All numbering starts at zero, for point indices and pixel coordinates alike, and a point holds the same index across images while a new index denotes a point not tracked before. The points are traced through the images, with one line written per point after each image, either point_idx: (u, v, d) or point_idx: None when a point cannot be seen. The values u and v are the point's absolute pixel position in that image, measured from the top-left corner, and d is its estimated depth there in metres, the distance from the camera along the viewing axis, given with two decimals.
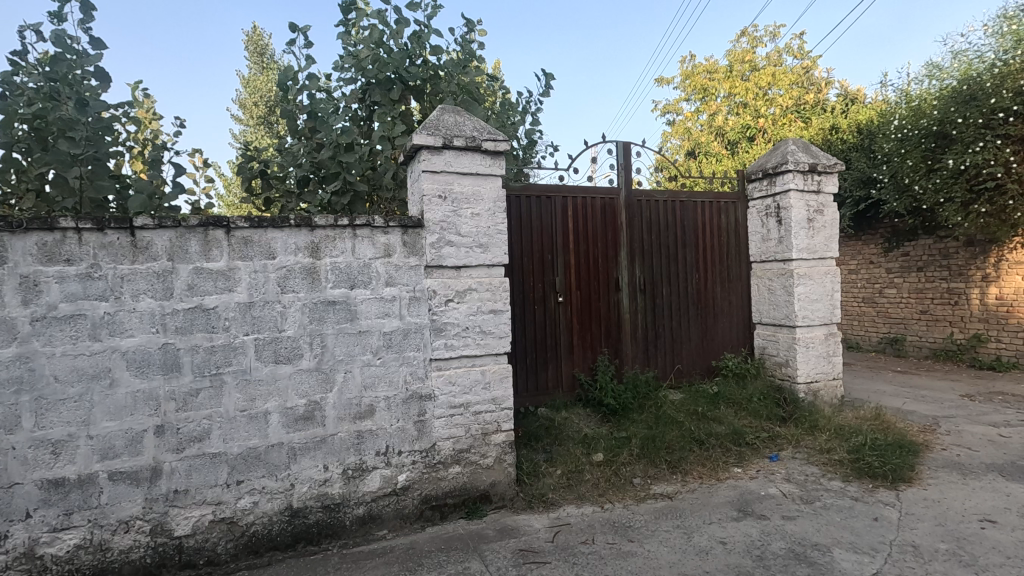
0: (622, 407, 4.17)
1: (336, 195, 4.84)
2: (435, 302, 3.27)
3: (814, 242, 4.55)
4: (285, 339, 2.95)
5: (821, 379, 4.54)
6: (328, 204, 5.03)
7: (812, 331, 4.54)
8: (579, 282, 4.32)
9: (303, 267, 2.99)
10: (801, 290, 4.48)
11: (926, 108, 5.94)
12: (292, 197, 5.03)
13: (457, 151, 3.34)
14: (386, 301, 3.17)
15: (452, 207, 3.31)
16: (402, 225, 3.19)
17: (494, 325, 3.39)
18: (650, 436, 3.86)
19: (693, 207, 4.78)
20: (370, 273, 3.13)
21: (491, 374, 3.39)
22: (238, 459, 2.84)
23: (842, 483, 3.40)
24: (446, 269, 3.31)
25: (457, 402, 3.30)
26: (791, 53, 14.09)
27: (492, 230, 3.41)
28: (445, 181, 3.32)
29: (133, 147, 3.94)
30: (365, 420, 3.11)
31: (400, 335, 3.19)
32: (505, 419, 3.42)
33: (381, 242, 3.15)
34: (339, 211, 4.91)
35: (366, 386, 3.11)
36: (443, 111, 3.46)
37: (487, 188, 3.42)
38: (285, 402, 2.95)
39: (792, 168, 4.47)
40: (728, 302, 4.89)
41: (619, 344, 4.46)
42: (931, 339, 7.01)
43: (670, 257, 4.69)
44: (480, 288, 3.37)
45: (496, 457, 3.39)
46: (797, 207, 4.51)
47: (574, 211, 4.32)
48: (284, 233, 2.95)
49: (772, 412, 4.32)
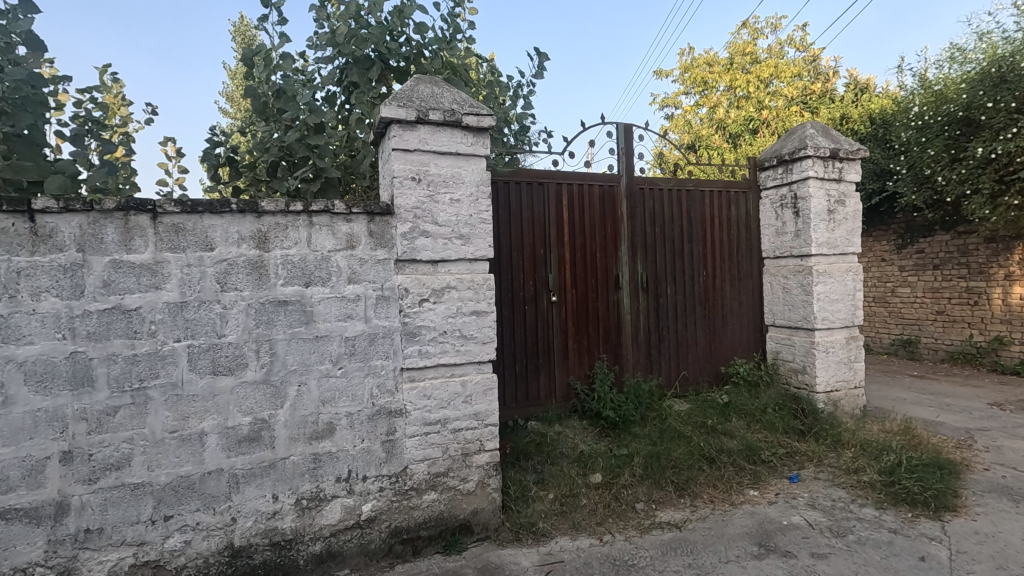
0: (623, 420, 3.71)
1: (306, 181, 4.30)
2: (408, 302, 2.80)
3: (835, 236, 4.11)
4: (224, 346, 2.48)
5: (841, 388, 4.10)
6: (298, 193, 4.50)
7: (831, 334, 4.10)
8: (574, 280, 3.86)
9: (248, 260, 2.52)
10: (820, 290, 4.04)
11: (951, 92, 5.51)
12: (261, 185, 4.49)
13: (433, 127, 2.88)
14: (349, 301, 2.70)
15: (428, 191, 2.85)
16: (368, 211, 2.72)
17: (476, 329, 2.93)
18: (654, 453, 3.42)
19: (700, 197, 4.34)
20: (329, 268, 2.66)
21: (472, 386, 2.93)
22: (167, 491, 2.38)
23: (876, 511, 2.97)
24: (420, 264, 2.85)
25: (433, 418, 2.85)
26: (794, 44, 13.64)
27: (474, 219, 2.94)
28: (419, 161, 2.86)
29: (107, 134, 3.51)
30: (324, 440, 2.65)
31: (365, 341, 2.73)
32: (489, 437, 2.97)
33: (344, 232, 2.69)
34: (310, 199, 4.38)
35: (324, 401, 2.65)
36: (419, 81, 2.99)
37: (469, 171, 2.95)
38: (225, 421, 2.48)
39: (811, 153, 4.02)
40: (738, 302, 4.45)
41: (619, 349, 4.01)
42: (948, 340, 6.60)
43: (675, 253, 4.24)
44: (460, 286, 2.90)
45: (477, 481, 2.94)
46: (817, 197, 4.07)
47: (568, 200, 3.87)
48: (224, 220, 2.48)
49: (789, 425, 3.88)
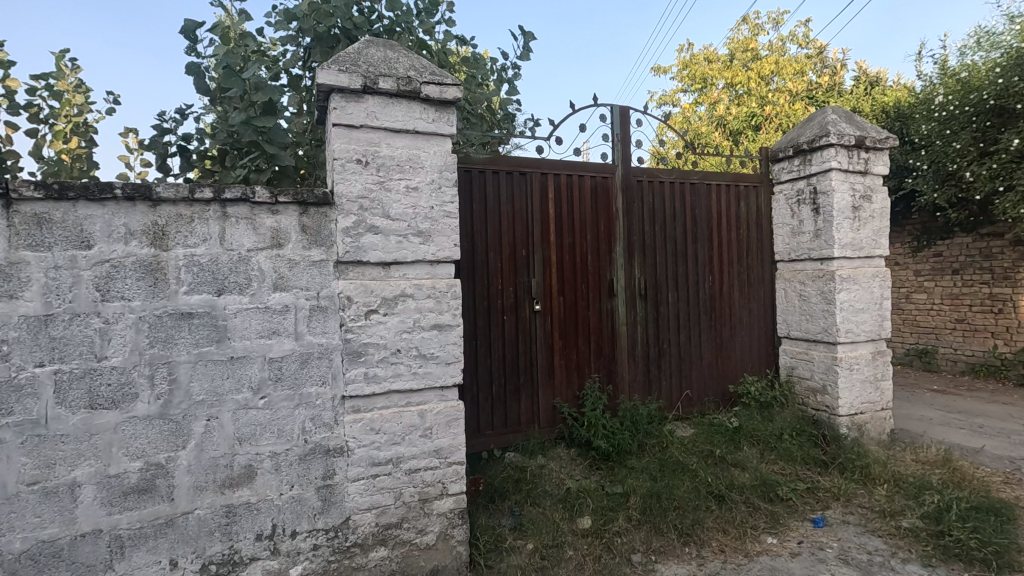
0: (617, 450, 3.17)
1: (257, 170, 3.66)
2: (350, 314, 2.26)
3: (860, 236, 3.59)
4: (106, 372, 1.93)
5: (866, 411, 3.58)
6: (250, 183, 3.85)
7: (856, 348, 3.58)
8: (562, 286, 3.34)
9: (139, 261, 1.97)
10: (843, 298, 3.52)
11: (979, 79, 5.03)
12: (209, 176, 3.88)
13: (385, 98, 2.34)
14: (274, 314, 2.16)
15: (377, 177, 2.31)
16: (299, 201, 2.19)
17: (438, 347, 2.39)
18: (653, 492, 2.89)
19: (705, 191, 3.83)
20: (248, 271, 2.12)
21: (433, 418, 2.39)
22: (23, 561, 1.84)
23: (923, 570, 2.44)
24: (368, 267, 2.31)
25: (383, 458, 2.31)
26: (796, 41, 13.12)
27: (436, 213, 2.41)
28: (366, 140, 2.32)
29: (56, 125, 2.86)
30: (240, 489, 2.10)
31: (295, 363, 2.19)
32: (453, 478, 2.43)
33: (268, 228, 2.16)
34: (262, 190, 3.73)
35: (242, 439, 2.11)
36: (370, 43, 2.45)
37: (429, 153, 2.42)
38: (106, 468, 1.93)
39: (834, 141, 3.50)
40: (747, 310, 3.93)
41: (613, 365, 3.48)
42: (968, 351, 6.11)
43: (677, 255, 3.72)
44: (418, 294, 2.36)
45: (438, 533, 2.40)
46: (840, 192, 3.55)
47: (555, 193, 3.34)
48: (107, 210, 1.93)
49: (810, 454, 3.35)
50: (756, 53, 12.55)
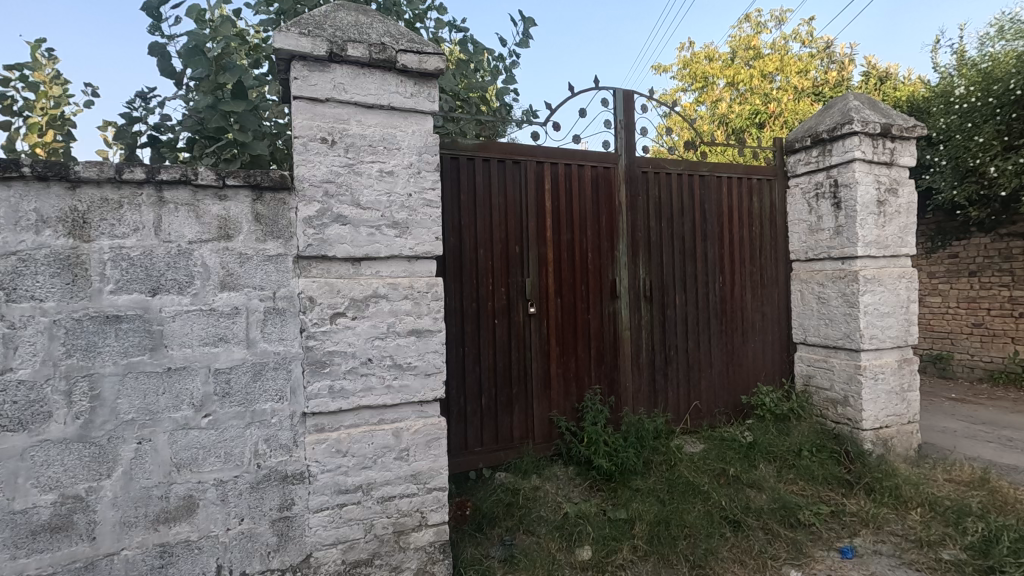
0: (621, 470, 2.86)
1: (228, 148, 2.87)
2: (312, 318, 1.94)
3: (885, 233, 3.28)
4: (11, 387, 1.61)
5: (892, 425, 3.28)
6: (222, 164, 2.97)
7: (881, 356, 3.27)
8: (559, 286, 3.02)
9: (55, 254, 1.65)
10: (868, 301, 3.21)
11: (1003, 69, 4.78)
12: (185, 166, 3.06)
13: (355, 68, 2.02)
14: (221, 318, 1.84)
15: (346, 159, 2.00)
16: (252, 184, 1.87)
17: (416, 356, 2.08)
18: (661, 518, 2.56)
19: (716, 185, 3.52)
20: (190, 267, 1.80)
21: (410, 437, 2.07)
22: None
23: None
24: (335, 263, 2.00)
25: (351, 485, 1.99)
26: (799, 38, 12.83)
27: (414, 201, 2.09)
28: (332, 116, 2.00)
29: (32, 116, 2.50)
30: (178, 524, 1.78)
31: (246, 375, 1.87)
32: (433, 506, 2.11)
33: (214, 216, 1.83)
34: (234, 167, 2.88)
35: (180, 465, 1.79)
36: (340, 6, 2.13)
37: (407, 132, 2.10)
38: (11, 502, 1.61)
39: (859, 128, 3.20)
40: (760, 315, 3.63)
41: (616, 374, 3.16)
42: (987, 357, 5.81)
43: (685, 253, 3.41)
44: (393, 295, 2.04)
45: (415, 570, 2.08)
46: (864, 184, 3.24)
47: (552, 185, 3.03)
48: (14, 192, 1.61)
49: (833, 473, 3.03)
50: (759, 51, 12.29)
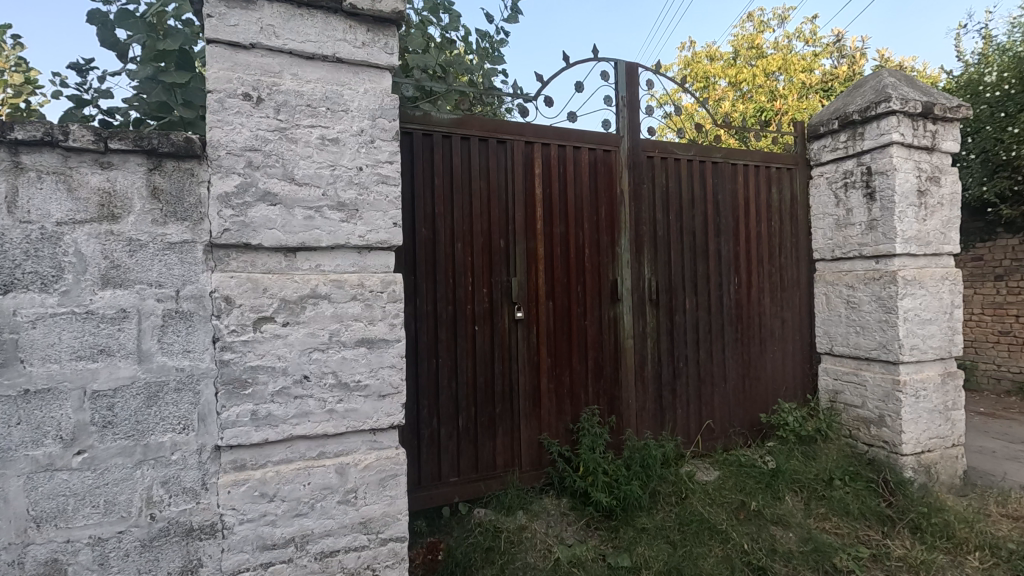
0: (623, 505, 2.42)
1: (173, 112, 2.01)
2: (228, 324, 1.49)
3: (927, 228, 2.85)
4: None
5: (935, 448, 2.85)
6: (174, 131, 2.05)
7: (922, 369, 2.84)
8: (551, 288, 2.59)
9: None
10: (908, 305, 2.78)
11: None
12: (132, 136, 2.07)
13: (289, 8, 1.60)
14: (101, 323, 1.40)
15: (276, 121, 1.56)
16: (146, 150, 1.44)
17: (366, 372, 1.64)
18: (671, 567, 2.12)
19: (730, 173, 3.10)
20: (60, 257, 1.37)
21: (358, 475, 1.63)
22: None
23: None
24: (261, 254, 1.56)
25: (280, 538, 1.54)
26: (803, 37, 12.47)
27: (365, 176, 1.66)
28: (260, 67, 1.57)
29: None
30: None
31: (137, 399, 1.43)
32: (388, 561, 1.67)
33: (93, 190, 1.41)
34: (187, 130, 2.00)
35: (42, 518, 1.35)
36: None
37: (356, 90, 1.67)
38: None
39: (897, 107, 2.77)
40: (780, 322, 3.20)
41: (617, 390, 2.73)
42: (1016, 367, 5.38)
43: (695, 251, 2.99)
44: (337, 295, 1.60)
45: None
46: (903, 171, 2.81)
47: (543, 170, 2.61)
48: None
49: (870, 507, 2.60)
50: (762, 50, 11.94)
